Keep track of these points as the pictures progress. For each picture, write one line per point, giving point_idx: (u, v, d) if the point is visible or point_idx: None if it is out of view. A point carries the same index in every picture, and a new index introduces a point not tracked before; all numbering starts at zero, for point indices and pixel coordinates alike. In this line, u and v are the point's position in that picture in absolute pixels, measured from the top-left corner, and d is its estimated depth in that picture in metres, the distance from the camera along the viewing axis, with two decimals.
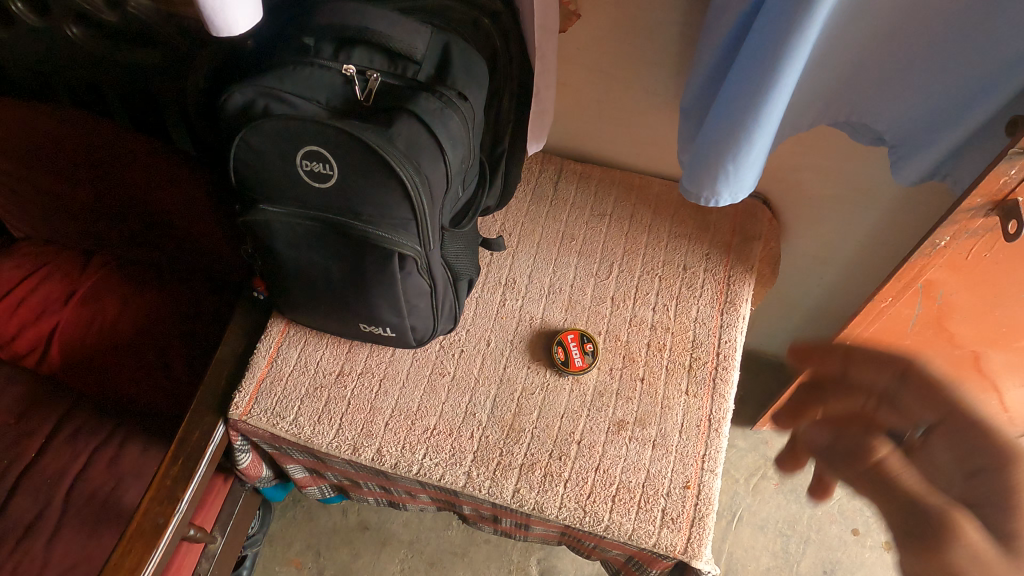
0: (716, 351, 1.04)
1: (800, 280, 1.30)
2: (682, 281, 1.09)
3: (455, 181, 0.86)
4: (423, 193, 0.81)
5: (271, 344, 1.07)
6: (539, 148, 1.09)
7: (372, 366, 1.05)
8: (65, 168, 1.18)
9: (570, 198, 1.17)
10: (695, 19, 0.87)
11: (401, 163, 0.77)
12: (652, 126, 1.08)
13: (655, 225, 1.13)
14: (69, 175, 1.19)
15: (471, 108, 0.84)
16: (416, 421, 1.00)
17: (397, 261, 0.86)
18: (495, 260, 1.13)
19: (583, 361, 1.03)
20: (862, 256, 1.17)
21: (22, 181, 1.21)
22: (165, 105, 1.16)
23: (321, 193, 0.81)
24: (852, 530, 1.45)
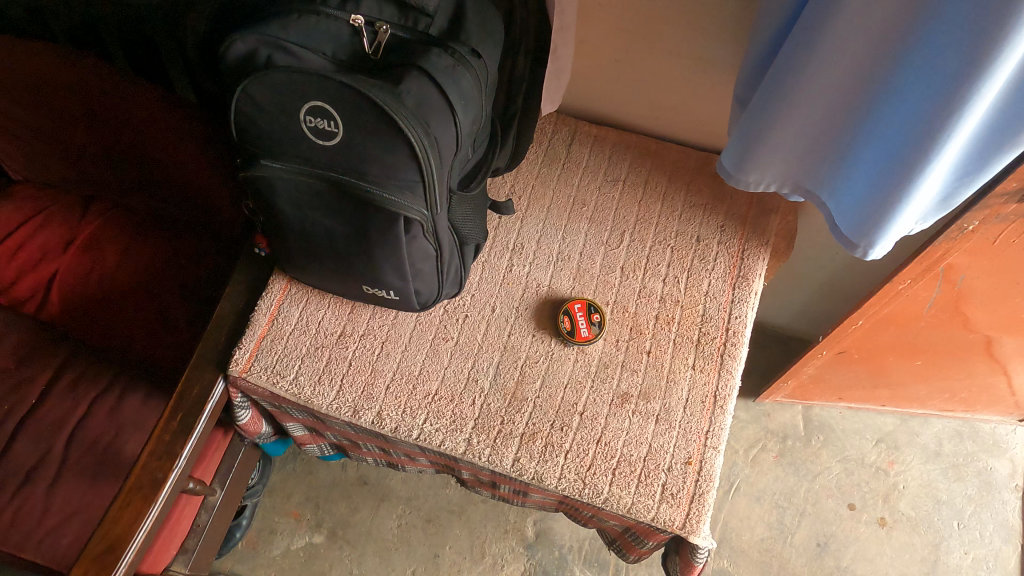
0: (726, 326, 1.02)
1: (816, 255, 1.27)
2: (694, 253, 1.06)
3: (464, 143, 0.82)
4: (431, 155, 0.77)
5: (272, 301, 1.04)
6: (554, 107, 1.04)
7: (374, 328, 1.04)
8: (62, 114, 1.14)
9: (583, 161, 1.12)
10: None
11: (411, 125, 0.74)
12: (674, 90, 1.03)
13: (669, 193, 1.09)
14: (65, 121, 1.15)
15: (485, 66, 0.81)
16: (417, 386, 0.99)
17: (402, 225, 0.83)
18: (504, 224, 1.10)
19: (590, 331, 1.01)
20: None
21: (17, 123, 1.17)
22: (163, 48, 1.11)
23: (326, 150, 0.78)
24: (848, 505, 1.46)
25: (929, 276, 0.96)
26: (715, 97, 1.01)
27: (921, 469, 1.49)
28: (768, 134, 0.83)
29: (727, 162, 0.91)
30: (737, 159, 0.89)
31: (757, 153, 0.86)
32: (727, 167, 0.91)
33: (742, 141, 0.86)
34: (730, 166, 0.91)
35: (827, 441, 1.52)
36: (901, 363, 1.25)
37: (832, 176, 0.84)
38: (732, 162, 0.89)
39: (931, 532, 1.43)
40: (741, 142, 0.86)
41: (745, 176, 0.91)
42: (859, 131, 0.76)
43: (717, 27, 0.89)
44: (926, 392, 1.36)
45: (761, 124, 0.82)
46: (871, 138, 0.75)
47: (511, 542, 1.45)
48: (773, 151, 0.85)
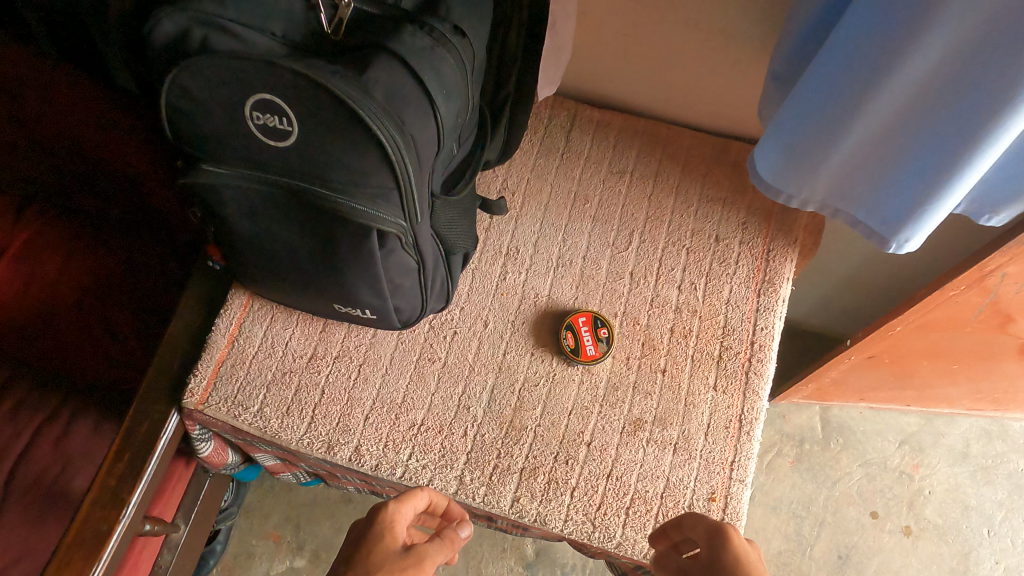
0: (750, 339, 0.90)
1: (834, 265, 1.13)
2: (713, 255, 0.93)
3: (447, 140, 0.69)
4: (408, 158, 0.63)
5: (232, 320, 0.91)
6: (549, 90, 0.90)
7: (350, 348, 0.90)
8: None
9: (584, 150, 0.99)
10: None
11: (381, 122, 0.60)
12: (691, 68, 0.89)
13: (683, 187, 0.96)
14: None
15: (470, 47, 0.67)
16: (400, 416, 0.87)
17: (376, 238, 0.70)
18: (496, 225, 0.96)
19: (597, 349, 0.88)
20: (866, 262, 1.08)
21: None
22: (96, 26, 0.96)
23: (280, 152, 0.64)
24: (871, 514, 1.36)
25: (986, 282, 0.84)
26: (740, 76, 0.87)
27: (947, 472, 1.39)
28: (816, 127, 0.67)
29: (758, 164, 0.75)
30: (772, 158, 0.73)
31: (798, 151, 0.70)
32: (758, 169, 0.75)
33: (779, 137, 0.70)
34: (761, 167, 0.75)
35: (847, 444, 1.41)
36: (936, 366, 1.13)
37: (879, 190, 0.69)
38: (765, 162, 0.73)
39: (960, 541, 1.34)
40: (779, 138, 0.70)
41: (780, 182, 0.75)
42: (928, 123, 0.60)
43: None
44: (959, 393, 1.25)
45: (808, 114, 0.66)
46: (942, 133, 0.59)
47: (510, 561, 1.34)
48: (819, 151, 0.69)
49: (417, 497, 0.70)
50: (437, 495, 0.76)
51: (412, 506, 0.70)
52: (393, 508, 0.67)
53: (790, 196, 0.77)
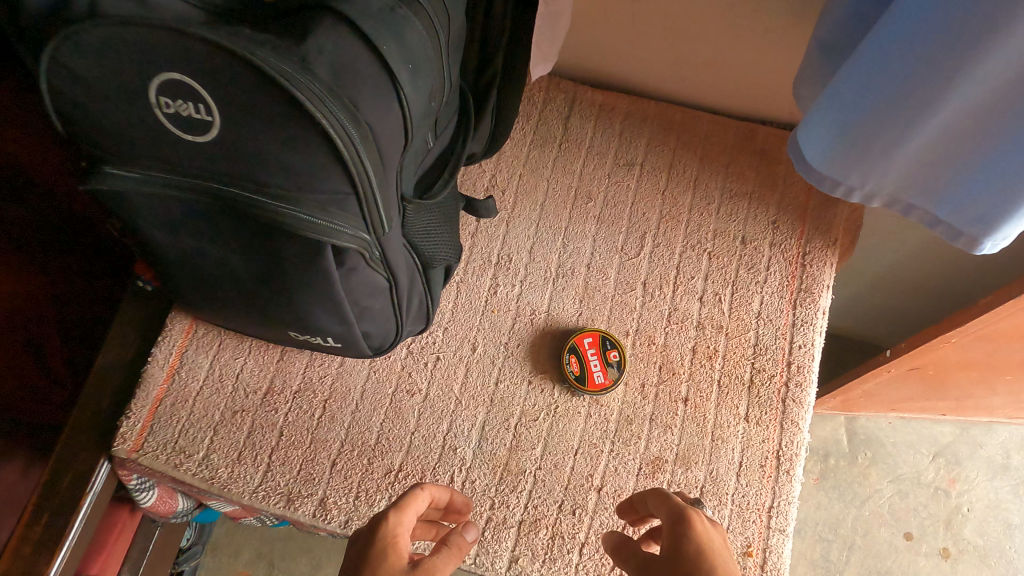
0: (786, 360, 0.76)
1: (860, 274, 0.99)
2: (740, 260, 0.79)
3: (419, 130, 0.54)
4: (367, 155, 0.49)
5: (172, 349, 0.77)
6: (544, 70, 0.73)
7: (314, 380, 0.76)
8: None
9: (585, 140, 0.84)
10: None
11: (329, 108, 0.46)
12: (714, 40, 0.74)
13: (702, 180, 0.82)
14: None
15: (443, 9, 0.52)
16: (374, 461, 0.73)
17: (333, 256, 0.55)
18: (484, 229, 0.82)
19: (606, 376, 0.75)
20: (897, 272, 0.93)
21: None
22: None
23: (201, 149, 0.49)
24: (905, 535, 1.23)
25: None
26: (771, 47, 0.73)
27: (987, 487, 1.26)
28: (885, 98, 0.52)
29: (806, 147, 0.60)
30: (824, 139, 0.58)
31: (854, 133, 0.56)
32: (806, 154, 0.61)
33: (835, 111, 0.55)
34: (810, 151, 0.60)
35: (876, 459, 1.28)
36: (986, 378, 1.00)
37: (961, 184, 0.55)
38: (813, 147, 0.59)
39: (1002, 563, 1.22)
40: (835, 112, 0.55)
41: (833, 168, 0.60)
42: None
43: None
44: (1006, 404, 1.12)
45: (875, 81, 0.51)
46: None
47: None
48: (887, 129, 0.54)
49: (416, 499, 0.51)
50: (440, 486, 0.56)
51: (414, 513, 0.50)
52: (387, 529, 0.48)
53: (844, 186, 0.63)
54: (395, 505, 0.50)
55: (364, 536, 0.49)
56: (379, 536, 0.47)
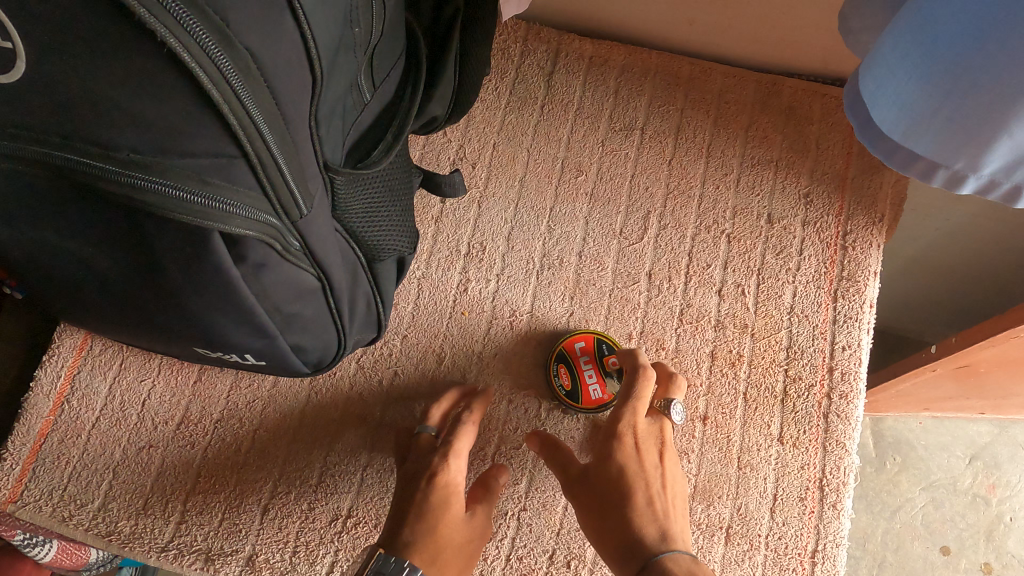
0: (827, 366, 0.61)
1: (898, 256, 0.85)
2: (766, 243, 0.64)
3: (337, 66, 0.38)
4: (247, 95, 0.33)
5: (60, 371, 0.61)
6: (516, 9, 0.58)
7: (239, 406, 0.61)
8: None
9: (573, 100, 0.69)
10: None
11: (181, 19, 0.30)
12: None
13: (717, 147, 0.67)
14: None
15: None
16: (316, 506, 0.59)
17: (225, 249, 0.40)
18: (451, 212, 0.66)
19: (604, 391, 0.59)
20: (940, 252, 0.80)
21: None
22: None
23: (9, 99, 0.33)
24: (941, 550, 1.00)
25: None
26: None
27: None
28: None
29: (892, 87, 0.38)
30: (925, 72, 0.35)
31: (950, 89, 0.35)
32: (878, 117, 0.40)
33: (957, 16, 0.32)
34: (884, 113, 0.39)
35: (905, 465, 1.04)
36: None
37: None
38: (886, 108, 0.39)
39: None
40: (950, 23, 0.33)
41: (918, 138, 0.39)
42: None
43: None
44: None
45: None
46: None
47: None
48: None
49: (466, 439, 0.54)
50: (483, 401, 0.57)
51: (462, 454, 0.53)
52: (445, 476, 0.51)
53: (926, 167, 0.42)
54: (447, 447, 0.53)
55: (418, 473, 0.52)
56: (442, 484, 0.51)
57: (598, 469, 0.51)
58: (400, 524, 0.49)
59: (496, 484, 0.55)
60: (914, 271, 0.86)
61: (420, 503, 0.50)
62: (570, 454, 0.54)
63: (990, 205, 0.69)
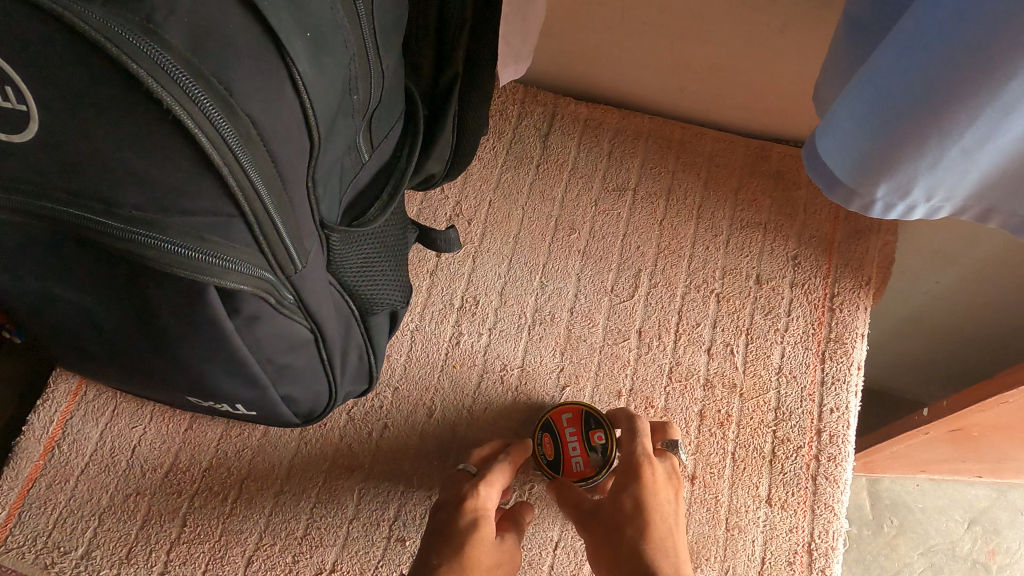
0: (815, 428, 0.61)
1: (889, 316, 0.86)
2: (755, 304, 0.65)
3: (335, 129, 0.40)
4: (247, 158, 0.35)
5: (53, 416, 0.62)
6: (513, 74, 0.61)
7: (229, 454, 0.61)
8: None
9: (567, 161, 0.71)
10: None
11: (186, 88, 0.32)
12: (725, 38, 0.61)
13: (707, 209, 0.69)
14: None
15: None
16: (301, 559, 0.58)
17: (220, 302, 0.41)
18: (445, 266, 0.68)
19: (586, 464, 0.57)
20: (936, 311, 0.80)
21: None
22: None
23: (18, 156, 0.35)
24: None
25: None
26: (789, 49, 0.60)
27: None
28: (1000, 57, 0.30)
29: (857, 137, 0.39)
30: (890, 130, 0.37)
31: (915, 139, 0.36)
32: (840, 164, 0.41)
33: (907, 85, 0.34)
34: (847, 160, 0.40)
35: (903, 528, 1.02)
36: None
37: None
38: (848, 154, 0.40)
39: None
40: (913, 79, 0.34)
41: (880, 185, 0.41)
42: None
43: None
44: None
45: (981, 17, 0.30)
46: None
47: None
48: (998, 116, 0.33)
49: (500, 473, 0.54)
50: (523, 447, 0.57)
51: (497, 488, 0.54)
52: (473, 503, 0.51)
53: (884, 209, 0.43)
54: (481, 478, 0.53)
55: (450, 501, 0.52)
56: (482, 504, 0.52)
57: (608, 503, 0.52)
58: (429, 547, 0.49)
59: (522, 521, 0.56)
60: (912, 330, 0.86)
61: (448, 529, 0.50)
62: (581, 492, 0.54)
63: (976, 268, 0.71)
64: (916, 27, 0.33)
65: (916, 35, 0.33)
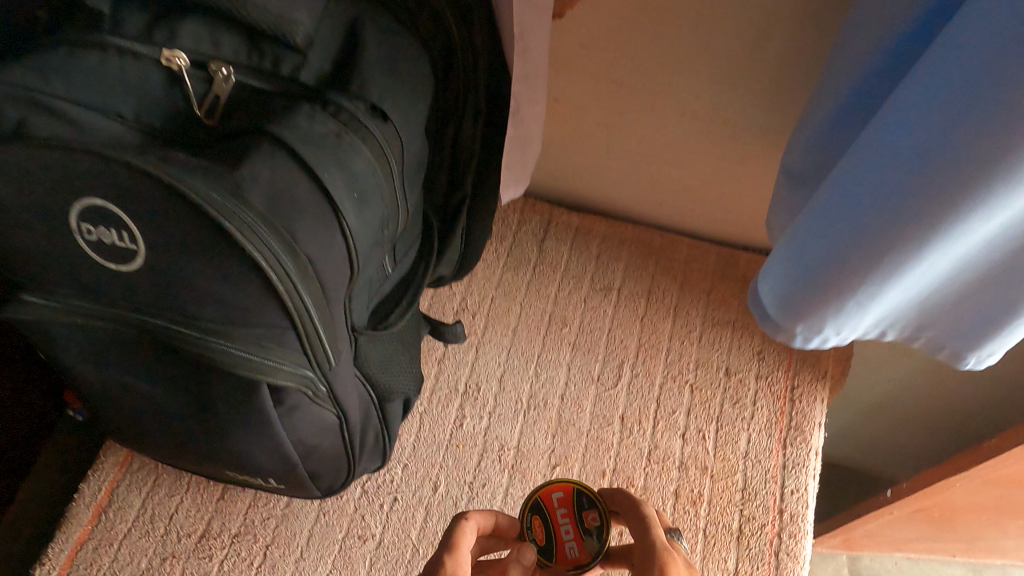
0: (777, 507, 0.69)
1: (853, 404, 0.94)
2: (725, 394, 0.74)
3: (369, 259, 0.50)
4: (303, 288, 0.45)
5: (102, 485, 0.70)
6: (514, 194, 0.72)
7: (256, 523, 0.69)
8: None
9: (560, 263, 0.81)
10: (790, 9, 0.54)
11: (263, 239, 0.42)
12: (693, 166, 0.73)
13: (682, 308, 0.78)
14: None
15: (399, 139, 0.48)
16: None
17: (269, 395, 0.50)
18: (451, 356, 0.77)
19: (582, 551, 0.51)
20: (896, 399, 0.88)
21: None
22: None
23: (125, 280, 0.45)
24: None
25: None
26: (747, 176, 0.71)
27: None
28: (880, 238, 0.41)
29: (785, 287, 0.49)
30: (808, 282, 0.47)
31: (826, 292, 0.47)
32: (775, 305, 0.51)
33: (818, 248, 0.45)
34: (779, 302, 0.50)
35: None
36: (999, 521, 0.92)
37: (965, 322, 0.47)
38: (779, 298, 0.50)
39: None
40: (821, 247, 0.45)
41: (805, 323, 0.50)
42: None
43: (760, 80, 0.61)
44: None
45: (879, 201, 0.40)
46: None
47: None
48: (884, 277, 0.43)
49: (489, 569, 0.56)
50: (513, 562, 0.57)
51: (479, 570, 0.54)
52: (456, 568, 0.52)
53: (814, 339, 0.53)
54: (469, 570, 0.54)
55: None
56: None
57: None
58: None
59: None
60: (878, 416, 0.94)
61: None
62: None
63: (923, 362, 0.80)
64: (823, 207, 0.44)
65: (822, 216, 0.44)
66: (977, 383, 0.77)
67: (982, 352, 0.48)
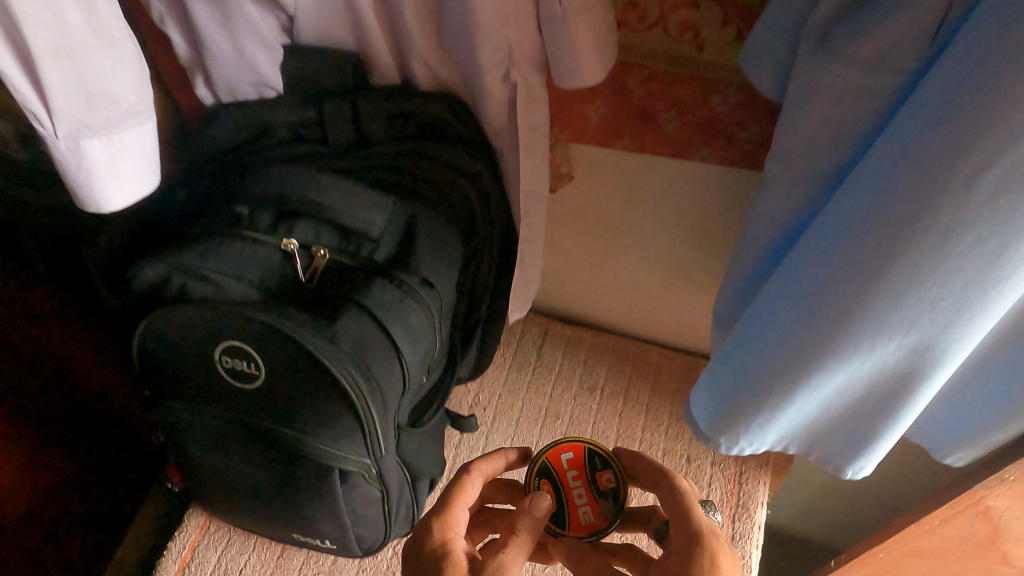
0: None
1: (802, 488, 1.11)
2: (686, 476, 0.92)
3: (414, 379, 0.69)
4: (371, 402, 0.64)
5: (186, 543, 0.87)
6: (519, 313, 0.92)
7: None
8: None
9: (555, 366, 1.01)
10: (721, 195, 0.76)
11: (348, 370, 0.61)
12: (659, 293, 0.93)
13: (653, 405, 0.97)
14: None
15: (439, 296, 0.68)
16: None
17: (337, 475, 0.69)
18: (467, 441, 0.95)
19: (595, 513, 0.61)
20: (836, 482, 1.05)
21: None
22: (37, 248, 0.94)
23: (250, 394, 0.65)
24: None
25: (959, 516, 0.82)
26: (701, 303, 0.92)
27: None
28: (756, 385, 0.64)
29: (708, 410, 0.72)
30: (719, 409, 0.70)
31: (728, 413, 0.70)
32: (704, 423, 0.74)
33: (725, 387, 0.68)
34: (706, 421, 0.73)
35: None
36: None
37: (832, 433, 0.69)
38: (706, 418, 0.73)
39: None
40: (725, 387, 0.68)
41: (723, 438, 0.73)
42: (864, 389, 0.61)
43: (705, 238, 0.82)
44: None
45: (787, 361, 0.60)
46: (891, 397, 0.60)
47: None
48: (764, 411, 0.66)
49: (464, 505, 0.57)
50: (492, 458, 0.63)
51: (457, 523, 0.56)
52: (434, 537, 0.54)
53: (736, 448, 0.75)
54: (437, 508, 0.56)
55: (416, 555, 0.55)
56: (471, 566, 0.52)
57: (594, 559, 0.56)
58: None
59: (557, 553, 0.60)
60: (824, 499, 1.11)
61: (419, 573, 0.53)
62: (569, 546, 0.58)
63: None
64: (725, 362, 0.67)
65: (724, 369, 0.68)
66: (895, 472, 0.95)
67: (852, 456, 0.70)
